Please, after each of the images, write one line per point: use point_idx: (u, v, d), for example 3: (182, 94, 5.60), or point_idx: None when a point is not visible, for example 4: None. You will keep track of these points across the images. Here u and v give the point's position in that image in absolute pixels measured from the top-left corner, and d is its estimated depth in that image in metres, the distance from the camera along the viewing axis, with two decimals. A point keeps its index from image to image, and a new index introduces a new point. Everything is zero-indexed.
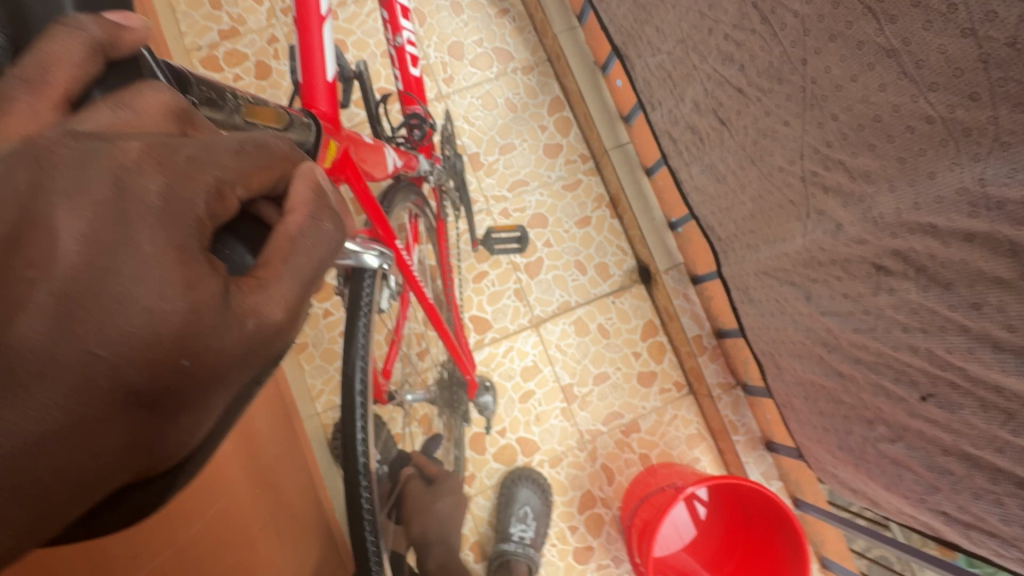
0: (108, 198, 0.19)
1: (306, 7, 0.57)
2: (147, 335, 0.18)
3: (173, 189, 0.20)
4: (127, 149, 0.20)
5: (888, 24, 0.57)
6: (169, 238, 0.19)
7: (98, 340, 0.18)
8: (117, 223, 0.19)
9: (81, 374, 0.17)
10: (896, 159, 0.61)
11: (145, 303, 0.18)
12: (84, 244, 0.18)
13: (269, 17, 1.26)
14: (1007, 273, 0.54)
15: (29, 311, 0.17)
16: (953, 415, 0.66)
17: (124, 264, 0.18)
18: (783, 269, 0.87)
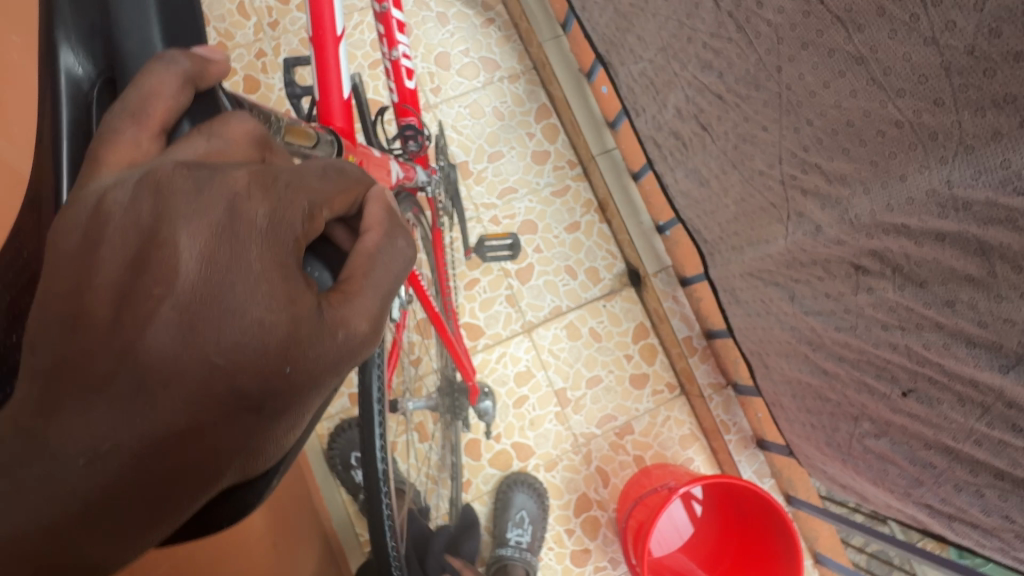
0: (223, 219, 0.20)
1: (321, 26, 0.58)
2: (257, 344, 0.20)
3: (277, 213, 0.21)
4: (235, 177, 0.21)
5: (856, 32, 0.59)
6: (275, 256, 0.21)
7: (218, 349, 0.19)
8: (228, 244, 0.20)
9: (206, 379, 0.19)
10: (869, 162, 0.63)
11: (255, 315, 0.20)
12: (205, 265, 0.20)
13: (256, 32, 1.27)
14: (976, 272, 0.56)
15: (157, 323, 0.19)
16: (932, 409, 0.67)
17: (236, 279, 0.20)
18: (766, 269, 0.88)
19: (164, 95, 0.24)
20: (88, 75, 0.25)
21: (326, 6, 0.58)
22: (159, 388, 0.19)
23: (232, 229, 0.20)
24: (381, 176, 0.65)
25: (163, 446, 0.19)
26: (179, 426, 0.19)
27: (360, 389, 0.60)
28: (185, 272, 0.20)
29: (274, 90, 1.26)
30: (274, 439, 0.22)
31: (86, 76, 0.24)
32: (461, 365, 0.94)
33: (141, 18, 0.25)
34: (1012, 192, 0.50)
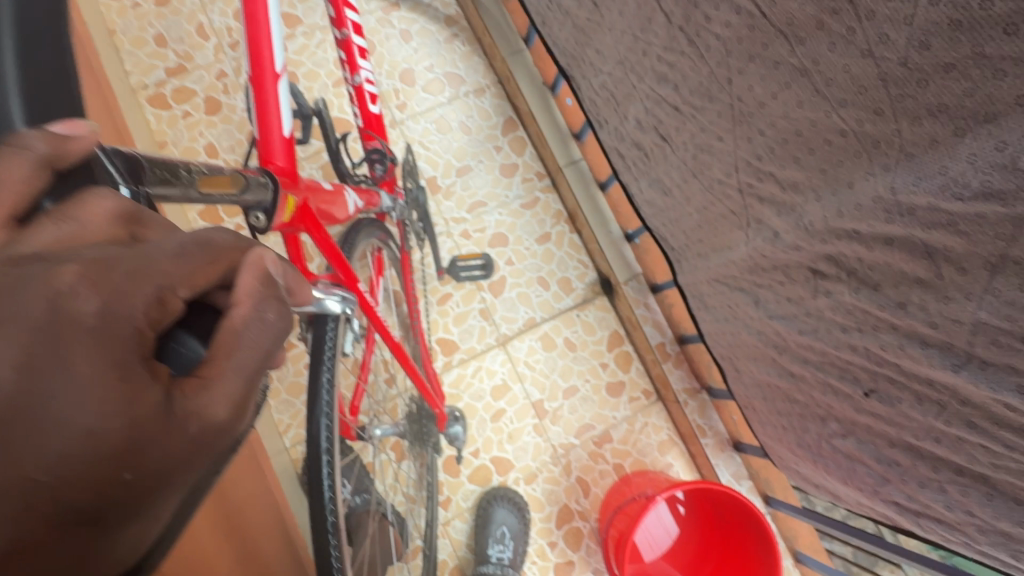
0: (43, 318, 0.18)
1: (261, 64, 0.57)
2: (90, 454, 0.18)
3: (112, 308, 0.19)
4: (63, 271, 0.19)
5: (798, 45, 0.60)
6: (109, 358, 0.19)
7: (37, 466, 0.17)
8: (52, 347, 0.18)
9: (21, 502, 0.17)
10: (819, 170, 0.64)
11: (84, 426, 0.18)
12: (20, 373, 0.17)
13: (216, 52, 1.26)
14: (925, 274, 0.57)
15: None
16: (894, 408, 0.69)
17: (58, 387, 0.18)
18: (731, 276, 0.90)
19: (11, 179, 0.22)
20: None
21: (265, 46, 0.57)
22: None
23: (54, 331, 0.18)
24: (333, 209, 0.64)
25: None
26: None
27: (308, 437, 0.59)
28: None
29: (237, 111, 1.24)
30: (111, 553, 0.20)
31: None
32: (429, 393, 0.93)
33: None
34: (951, 197, 0.51)
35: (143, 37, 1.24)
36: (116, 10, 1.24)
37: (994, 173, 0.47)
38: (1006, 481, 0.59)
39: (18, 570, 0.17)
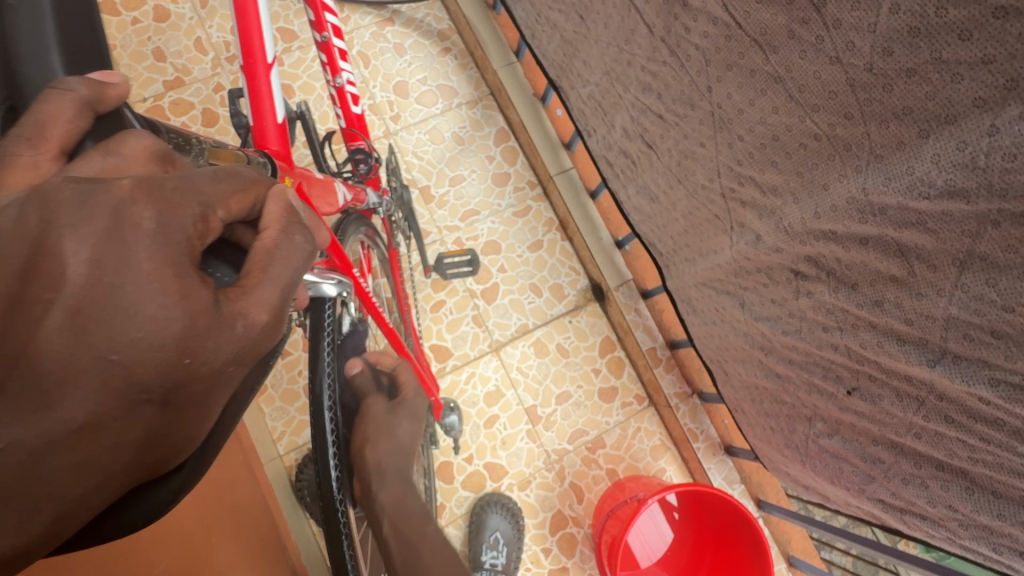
0: (107, 224, 0.22)
1: (251, 54, 0.58)
2: (152, 339, 0.22)
3: (165, 216, 0.24)
4: (119, 185, 0.23)
5: (772, 53, 0.62)
6: (164, 257, 0.23)
7: (110, 346, 0.21)
8: (117, 248, 0.22)
9: (100, 379, 0.21)
10: (795, 173, 0.67)
11: (148, 313, 0.22)
12: (92, 269, 0.21)
13: (214, 66, 1.28)
14: (898, 272, 0.59)
15: (45, 326, 0.20)
16: (875, 406, 0.70)
17: (127, 279, 0.22)
18: (717, 279, 0.92)
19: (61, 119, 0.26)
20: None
21: (254, 35, 0.59)
22: (56, 389, 0.21)
23: (118, 234, 0.22)
24: (323, 196, 0.65)
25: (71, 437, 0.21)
26: (78, 420, 0.21)
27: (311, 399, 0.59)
28: (73, 277, 0.21)
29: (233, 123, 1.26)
30: (180, 435, 0.25)
31: None
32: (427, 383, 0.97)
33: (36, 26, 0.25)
34: (919, 197, 0.53)
35: (143, 52, 1.27)
36: (117, 26, 1.27)
37: (957, 172, 0.49)
38: (984, 474, 0.61)
39: (98, 432, 0.22)
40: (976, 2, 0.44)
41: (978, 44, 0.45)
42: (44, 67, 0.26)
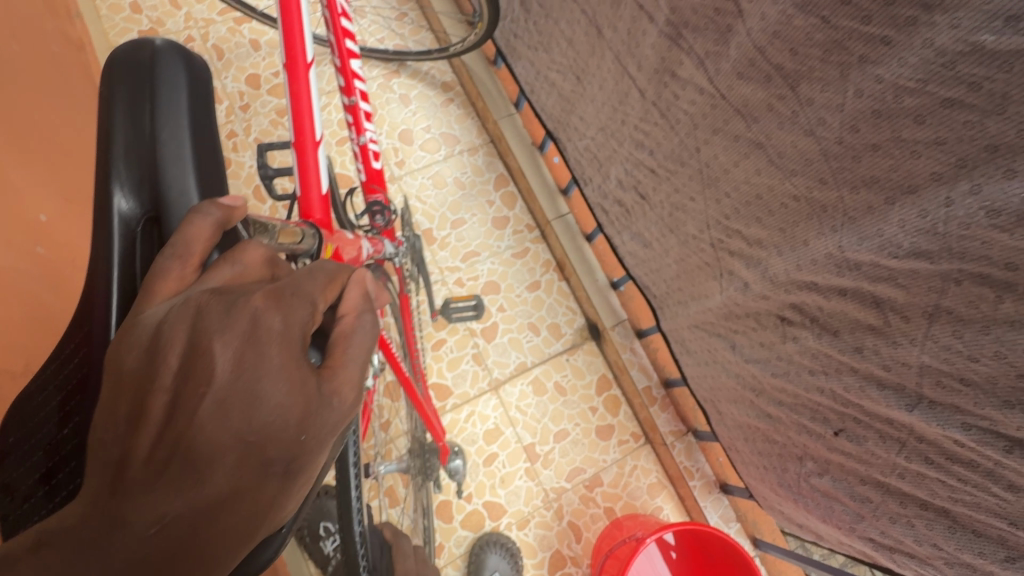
0: (244, 328, 0.26)
1: (302, 132, 0.64)
2: (279, 421, 0.25)
3: (287, 318, 0.27)
4: (253, 297, 0.27)
5: (753, 123, 0.69)
6: (289, 352, 0.26)
7: (247, 429, 0.24)
8: (251, 348, 0.25)
9: (238, 455, 0.24)
10: (778, 229, 0.72)
11: (275, 400, 0.25)
12: (235, 366, 0.25)
13: (228, 115, 1.35)
14: (876, 321, 0.64)
15: (200, 414, 0.24)
16: (861, 447, 0.74)
17: (259, 372, 0.25)
18: (709, 322, 0.96)
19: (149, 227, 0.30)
20: (134, 210, 0.33)
21: (306, 116, 0.64)
22: (206, 467, 0.23)
23: (254, 336, 0.26)
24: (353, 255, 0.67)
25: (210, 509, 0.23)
26: (222, 492, 0.23)
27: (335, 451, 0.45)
28: (219, 373, 0.24)
29: (245, 168, 1.32)
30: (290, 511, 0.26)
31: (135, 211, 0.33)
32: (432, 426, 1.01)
33: (184, 162, 0.34)
34: (889, 256, 0.59)
35: None
36: None
37: (921, 237, 0.55)
38: (965, 514, 0.64)
39: (236, 506, 0.23)
40: (926, 93, 0.49)
41: (931, 128, 0.50)
42: (184, 190, 0.34)
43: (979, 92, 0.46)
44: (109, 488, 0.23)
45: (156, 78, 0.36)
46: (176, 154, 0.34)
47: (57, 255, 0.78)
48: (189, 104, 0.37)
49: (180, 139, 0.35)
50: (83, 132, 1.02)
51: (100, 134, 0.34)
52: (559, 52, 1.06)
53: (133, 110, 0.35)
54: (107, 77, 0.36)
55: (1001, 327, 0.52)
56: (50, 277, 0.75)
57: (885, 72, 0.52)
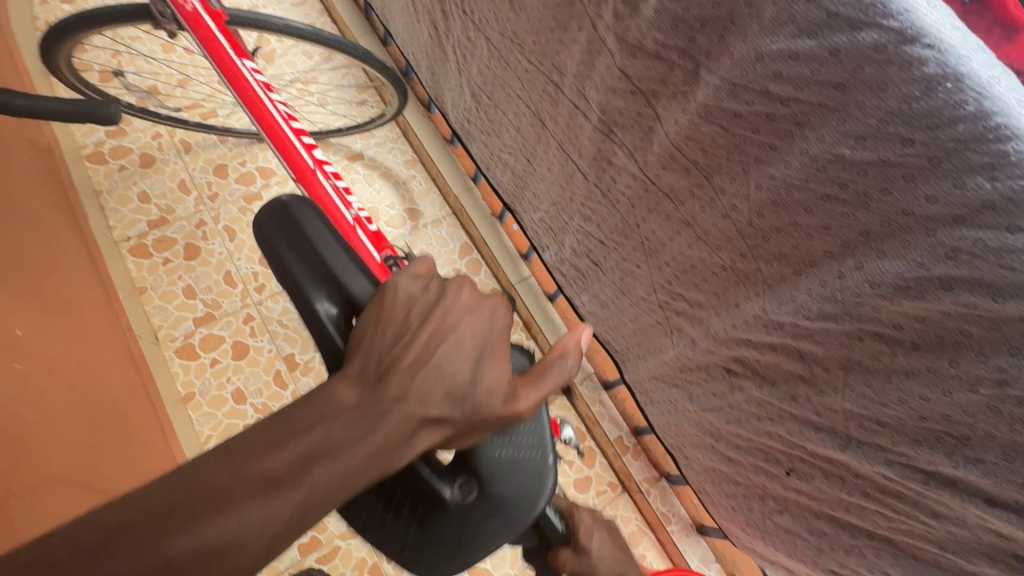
0: (472, 331, 0.43)
1: (338, 222, 0.82)
2: (472, 388, 0.41)
3: (497, 330, 0.44)
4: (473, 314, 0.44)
5: (680, 205, 0.78)
6: (493, 349, 0.43)
7: (464, 384, 0.41)
8: (476, 341, 0.43)
9: (453, 393, 0.41)
10: (713, 293, 0.81)
11: (479, 374, 0.42)
12: (466, 349, 0.42)
13: (196, 205, 1.39)
14: (803, 372, 0.73)
15: (447, 365, 0.41)
16: (811, 484, 0.81)
17: (465, 358, 0.42)
18: (667, 373, 1.04)
19: None
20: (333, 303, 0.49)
21: (334, 210, 0.83)
22: (435, 394, 0.40)
23: (480, 337, 0.43)
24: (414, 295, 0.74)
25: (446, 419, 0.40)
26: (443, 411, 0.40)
27: None
28: (455, 352, 0.42)
29: (215, 254, 1.36)
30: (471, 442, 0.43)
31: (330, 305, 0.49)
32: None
33: (345, 267, 0.51)
34: (803, 317, 0.68)
35: (128, 196, 1.37)
36: (104, 173, 1.37)
37: (825, 303, 0.64)
38: (904, 540, 0.71)
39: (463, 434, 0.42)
40: (809, 189, 0.59)
41: (818, 216, 0.60)
42: (354, 282, 0.50)
43: (847, 190, 0.56)
44: (379, 388, 0.39)
45: (300, 221, 0.53)
46: (343, 267, 0.51)
47: (34, 368, 0.85)
48: (325, 227, 0.53)
49: (335, 255, 0.51)
50: (60, 245, 1.12)
51: (288, 277, 0.51)
52: (509, 137, 1.16)
53: (297, 247, 0.51)
54: (269, 236, 0.53)
55: (900, 376, 0.60)
56: (29, 393, 0.81)
57: (776, 171, 0.62)
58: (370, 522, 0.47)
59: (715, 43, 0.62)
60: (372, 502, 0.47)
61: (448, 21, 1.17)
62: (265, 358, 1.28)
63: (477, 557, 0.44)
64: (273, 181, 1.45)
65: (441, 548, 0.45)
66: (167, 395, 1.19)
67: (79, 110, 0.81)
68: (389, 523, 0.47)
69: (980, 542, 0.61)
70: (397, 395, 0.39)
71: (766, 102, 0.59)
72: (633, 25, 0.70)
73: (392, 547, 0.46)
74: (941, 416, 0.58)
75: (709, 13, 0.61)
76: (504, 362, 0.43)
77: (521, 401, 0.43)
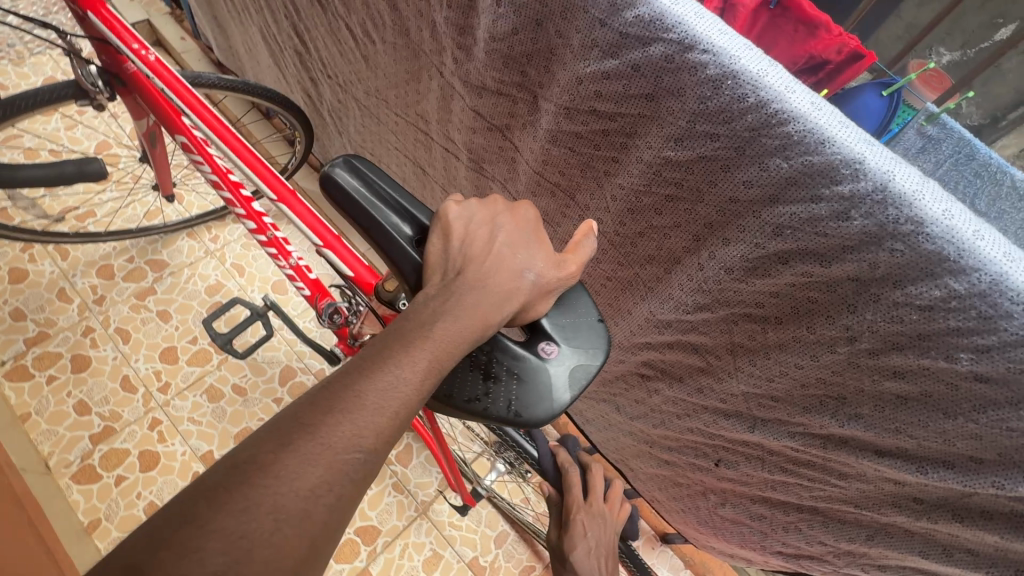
0: (512, 228, 0.48)
1: (321, 230, 0.66)
2: (529, 267, 0.46)
3: (532, 223, 0.50)
4: (508, 215, 0.49)
5: (557, 227, 0.80)
6: (533, 238, 0.48)
7: (521, 266, 0.46)
8: (517, 234, 0.48)
9: (516, 275, 0.45)
10: (608, 303, 0.83)
11: (528, 257, 0.47)
12: (511, 241, 0.47)
13: (81, 311, 1.29)
14: (702, 364, 0.75)
15: (504, 254, 0.46)
16: (738, 470, 0.82)
17: (515, 248, 0.47)
18: (593, 390, 1.04)
19: None
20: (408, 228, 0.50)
21: (308, 218, 0.67)
22: (501, 278, 0.45)
23: (519, 231, 0.48)
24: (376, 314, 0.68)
25: (517, 294, 0.45)
26: (512, 289, 0.45)
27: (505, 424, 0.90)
28: (504, 243, 0.47)
29: (108, 360, 1.26)
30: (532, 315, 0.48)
31: (405, 228, 0.49)
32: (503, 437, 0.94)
33: (407, 199, 0.51)
34: (683, 311, 0.70)
35: None
36: None
37: (697, 295, 0.67)
38: (827, 507, 0.72)
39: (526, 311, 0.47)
40: (654, 193, 0.63)
41: (668, 217, 0.63)
42: (419, 213, 0.51)
43: (683, 188, 0.59)
44: (449, 285, 0.44)
45: (354, 162, 0.52)
46: (411, 200, 0.52)
47: None
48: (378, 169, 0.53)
49: (397, 188, 0.52)
50: None
51: (359, 213, 0.50)
52: None
53: (359, 181, 0.51)
54: (331, 177, 0.50)
55: (775, 350, 0.63)
56: None
57: (623, 181, 0.65)
58: (475, 393, 0.47)
59: (542, 74, 0.65)
60: (471, 375, 0.48)
61: (318, 87, 1.18)
62: (179, 463, 1.18)
63: (575, 395, 0.49)
64: (167, 272, 1.38)
65: (549, 392, 0.48)
66: (65, 527, 1.06)
67: (67, 169, 0.80)
68: (495, 387, 0.47)
69: (884, 492, 0.63)
70: (470, 287, 0.43)
71: (597, 121, 0.63)
72: (472, 68, 0.73)
73: (501, 407, 0.47)
74: (817, 379, 0.61)
75: (530, 48, 0.64)
76: (549, 242, 0.49)
77: (569, 266, 0.48)
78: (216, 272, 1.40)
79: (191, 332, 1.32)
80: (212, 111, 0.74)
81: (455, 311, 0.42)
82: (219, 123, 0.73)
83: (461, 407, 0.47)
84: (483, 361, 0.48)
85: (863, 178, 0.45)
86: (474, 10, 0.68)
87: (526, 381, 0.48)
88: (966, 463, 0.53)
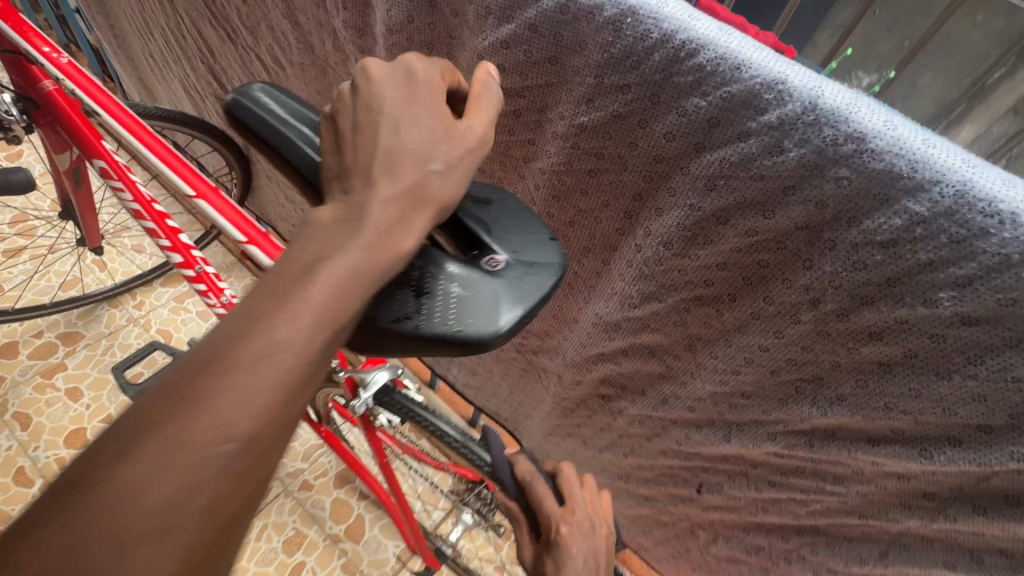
0: (394, 101, 0.33)
1: (247, 226, 0.56)
2: (428, 151, 0.32)
3: (420, 88, 0.34)
4: (383, 83, 0.33)
5: None
6: (428, 112, 0.34)
7: (421, 155, 0.32)
8: (404, 108, 0.33)
9: (417, 170, 0.32)
10: (553, 315, 0.74)
11: (426, 139, 0.32)
12: (399, 120, 0.32)
13: None
14: (663, 369, 0.66)
15: (394, 147, 0.32)
16: (722, 494, 0.71)
17: (406, 131, 0.32)
18: (556, 425, 0.93)
19: None
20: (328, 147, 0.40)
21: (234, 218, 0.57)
22: (396, 181, 0.31)
23: (407, 102, 0.33)
24: None
25: (428, 198, 0.32)
26: (414, 187, 0.31)
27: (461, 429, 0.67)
28: (388, 126, 0.32)
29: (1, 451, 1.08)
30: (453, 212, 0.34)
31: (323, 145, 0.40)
32: (465, 473, 0.83)
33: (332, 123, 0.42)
34: (630, 306, 0.62)
35: None
36: None
37: (641, 283, 0.59)
38: (829, 524, 0.61)
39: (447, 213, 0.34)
40: (576, 170, 0.56)
41: (595, 196, 0.57)
42: None
43: (605, 158, 0.53)
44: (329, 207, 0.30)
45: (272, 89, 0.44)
46: None
47: None
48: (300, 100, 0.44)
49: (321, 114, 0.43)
50: None
51: (267, 131, 0.40)
52: None
53: (272, 101, 0.42)
54: (234, 98, 0.41)
55: (735, 335, 0.55)
56: None
57: (543, 165, 0.59)
58: (403, 311, 0.35)
59: (446, 62, 0.61)
60: (400, 290, 0.35)
61: None
62: None
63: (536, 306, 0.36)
64: (81, 345, 1.23)
65: (504, 299, 0.35)
66: None
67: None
68: (429, 301, 0.35)
69: (888, 493, 0.53)
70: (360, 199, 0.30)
71: (505, 102, 0.57)
72: None
73: (438, 323, 0.35)
74: (786, 362, 0.53)
75: (429, 36, 0.60)
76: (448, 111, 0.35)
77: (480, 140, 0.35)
78: (139, 341, 1.26)
79: (105, 410, 1.16)
80: (127, 109, 0.63)
81: (335, 238, 0.29)
82: (133, 121, 0.62)
83: (386, 332, 0.34)
84: (414, 275, 0.36)
85: (789, 101, 0.39)
86: (370, 7, 0.64)
87: (471, 292, 0.36)
88: (973, 435, 0.44)
